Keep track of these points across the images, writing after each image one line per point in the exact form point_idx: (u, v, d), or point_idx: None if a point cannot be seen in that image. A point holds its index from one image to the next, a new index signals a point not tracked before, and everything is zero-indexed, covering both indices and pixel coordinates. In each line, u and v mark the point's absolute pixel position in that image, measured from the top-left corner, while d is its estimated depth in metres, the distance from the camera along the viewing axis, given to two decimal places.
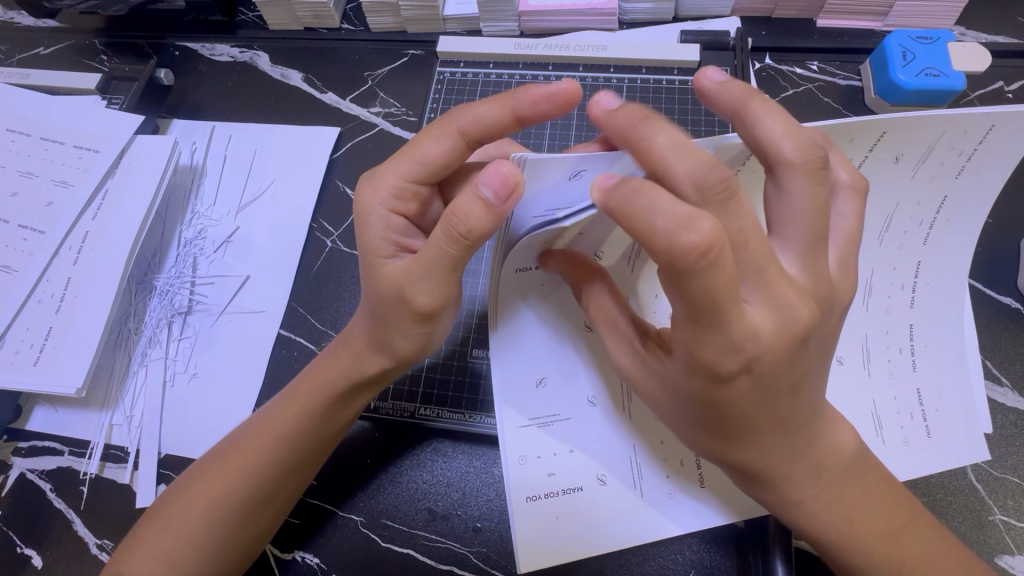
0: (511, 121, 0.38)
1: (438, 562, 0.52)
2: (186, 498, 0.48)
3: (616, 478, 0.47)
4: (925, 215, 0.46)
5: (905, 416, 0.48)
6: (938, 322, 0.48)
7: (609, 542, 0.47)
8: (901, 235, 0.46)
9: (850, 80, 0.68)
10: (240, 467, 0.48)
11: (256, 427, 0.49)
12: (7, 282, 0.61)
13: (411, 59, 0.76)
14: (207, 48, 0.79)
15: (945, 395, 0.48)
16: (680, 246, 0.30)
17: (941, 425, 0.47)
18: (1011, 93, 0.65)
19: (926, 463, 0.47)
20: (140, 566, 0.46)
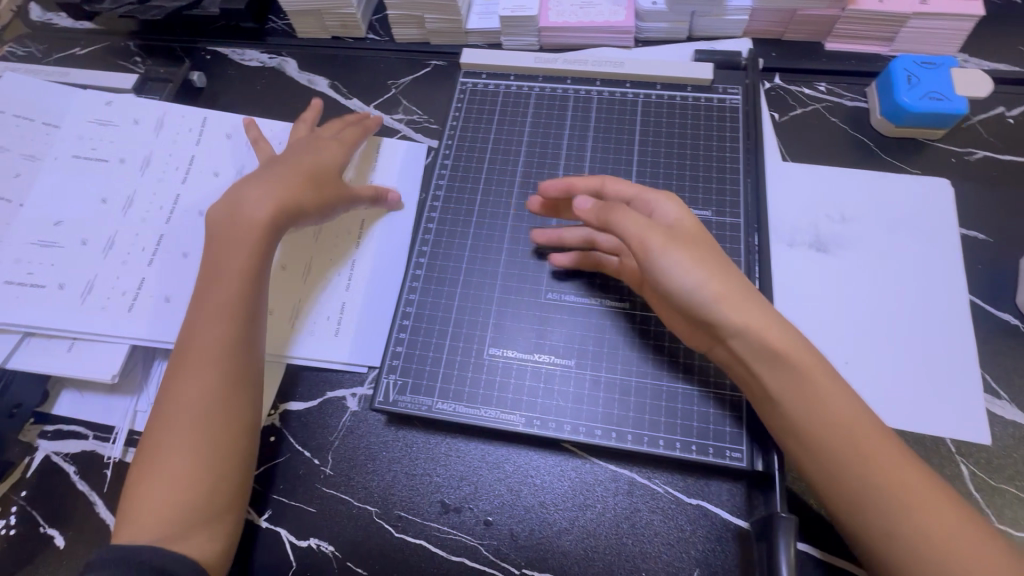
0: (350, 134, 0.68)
1: (449, 554, 0.53)
2: (176, 408, 0.51)
3: (281, 312, 0.62)
4: (345, 269, 0.64)
5: (325, 319, 0.62)
6: (364, 313, 0.62)
7: (274, 328, 0.61)
8: (327, 275, 0.64)
9: (857, 101, 0.70)
10: (193, 398, 0.51)
11: (218, 285, 0.56)
12: (75, 275, 0.62)
13: (434, 69, 0.79)
14: (237, 53, 0.83)
15: (355, 310, 0.62)
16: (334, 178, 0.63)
17: (347, 330, 0.62)
18: (1012, 118, 0.67)
19: (327, 350, 0.61)
20: (161, 485, 0.48)
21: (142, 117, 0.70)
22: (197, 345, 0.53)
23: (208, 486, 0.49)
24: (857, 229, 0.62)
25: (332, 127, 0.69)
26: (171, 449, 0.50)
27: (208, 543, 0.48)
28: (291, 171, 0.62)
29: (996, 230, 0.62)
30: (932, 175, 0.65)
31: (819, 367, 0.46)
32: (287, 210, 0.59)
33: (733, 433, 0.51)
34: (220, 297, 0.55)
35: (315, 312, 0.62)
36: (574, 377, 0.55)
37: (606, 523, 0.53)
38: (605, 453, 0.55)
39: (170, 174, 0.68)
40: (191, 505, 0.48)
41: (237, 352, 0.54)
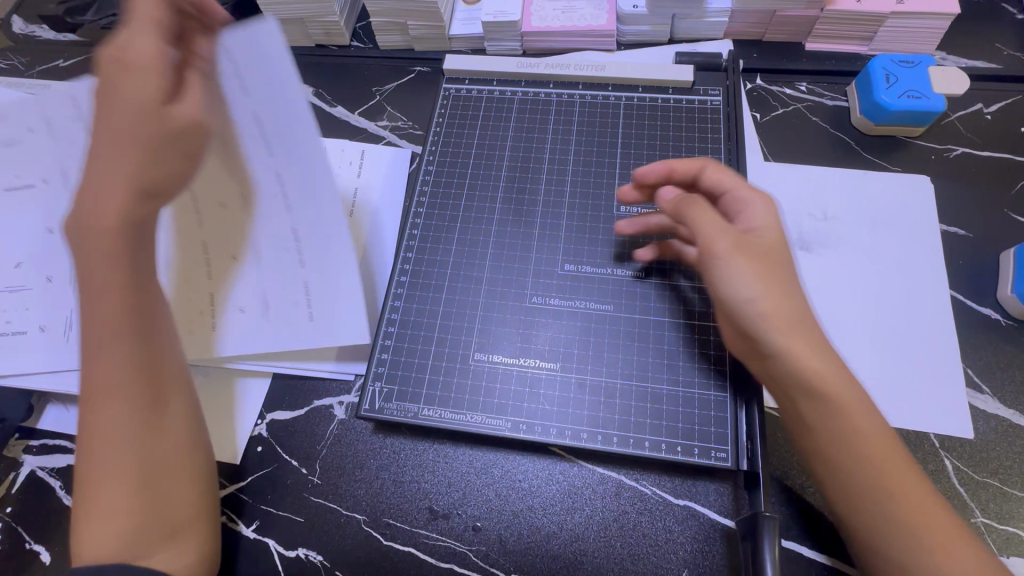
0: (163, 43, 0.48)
1: (438, 561, 0.53)
2: (98, 449, 0.46)
3: (248, 307, 0.57)
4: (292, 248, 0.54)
5: (293, 306, 0.56)
6: (331, 295, 0.55)
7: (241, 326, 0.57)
8: (277, 261, 0.55)
9: (837, 100, 0.71)
10: (107, 426, 0.46)
11: (109, 294, 0.48)
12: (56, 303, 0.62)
13: (418, 75, 0.79)
14: None
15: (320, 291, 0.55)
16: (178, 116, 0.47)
17: (320, 313, 0.55)
18: (990, 114, 0.68)
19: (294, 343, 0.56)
20: (101, 534, 0.44)
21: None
22: (96, 374, 0.47)
23: (158, 505, 0.46)
24: (838, 228, 0.63)
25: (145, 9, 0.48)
26: (99, 482, 0.45)
27: (181, 556, 0.46)
28: (137, 122, 0.46)
29: (976, 225, 0.63)
30: (912, 172, 0.66)
31: (862, 404, 0.44)
32: (145, 185, 0.48)
33: (718, 433, 0.51)
34: (110, 309, 0.48)
35: (264, 293, 0.56)
36: (559, 381, 0.54)
37: (595, 527, 0.53)
38: (592, 456, 0.55)
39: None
40: (145, 527, 0.45)
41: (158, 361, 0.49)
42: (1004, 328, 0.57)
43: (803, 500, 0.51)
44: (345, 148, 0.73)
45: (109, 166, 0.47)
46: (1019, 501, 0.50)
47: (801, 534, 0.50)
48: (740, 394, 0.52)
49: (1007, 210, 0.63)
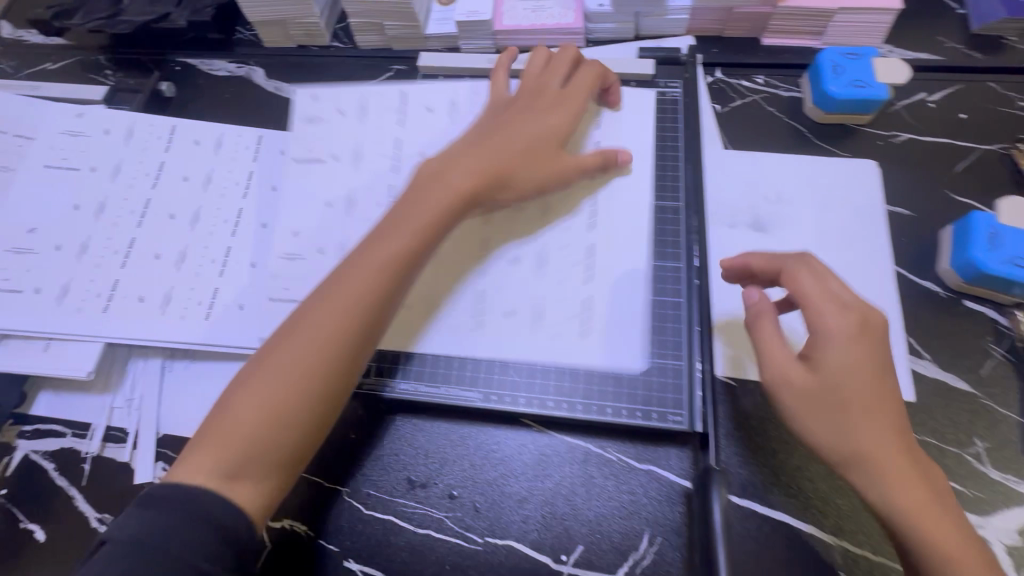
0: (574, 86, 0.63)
1: (416, 527, 0.56)
2: (255, 391, 0.49)
3: (247, 307, 0.64)
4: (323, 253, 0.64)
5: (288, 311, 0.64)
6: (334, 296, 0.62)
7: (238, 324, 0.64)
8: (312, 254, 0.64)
9: (791, 92, 0.75)
10: (302, 377, 0.49)
11: (354, 263, 0.53)
12: (50, 279, 0.65)
13: (396, 74, 0.83)
14: (206, 64, 0.85)
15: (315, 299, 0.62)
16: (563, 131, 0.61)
17: None
18: (933, 102, 0.72)
19: None
20: (205, 463, 0.47)
21: (113, 128, 0.73)
22: (291, 325, 0.51)
23: (252, 445, 0.47)
24: (792, 210, 0.67)
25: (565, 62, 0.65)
26: (292, 424, 0.48)
27: (261, 487, 0.47)
28: (505, 146, 0.59)
29: (919, 205, 0.67)
30: (860, 158, 0.70)
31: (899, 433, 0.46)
32: (496, 183, 0.58)
33: (676, 399, 0.55)
34: (352, 277, 0.52)
35: (537, 301, 0.58)
36: (527, 354, 0.58)
37: (563, 491, 0.56)
38: (561, 426, 0.59)
39: (141, 180, 0.70)
40: (234, 461, 0.47)
41: (355, 320, 0.51)
42: (944, 300, 0.62)
43: (753, 461, 0.55)
44: (383, 94, 0.70)
45: (494, 158, 0.58)
46: (954, 456, 0.54)
47: (753, 491, 0.54)
48: (696, 362, 0.56)
49: (948, 191, 0.67)
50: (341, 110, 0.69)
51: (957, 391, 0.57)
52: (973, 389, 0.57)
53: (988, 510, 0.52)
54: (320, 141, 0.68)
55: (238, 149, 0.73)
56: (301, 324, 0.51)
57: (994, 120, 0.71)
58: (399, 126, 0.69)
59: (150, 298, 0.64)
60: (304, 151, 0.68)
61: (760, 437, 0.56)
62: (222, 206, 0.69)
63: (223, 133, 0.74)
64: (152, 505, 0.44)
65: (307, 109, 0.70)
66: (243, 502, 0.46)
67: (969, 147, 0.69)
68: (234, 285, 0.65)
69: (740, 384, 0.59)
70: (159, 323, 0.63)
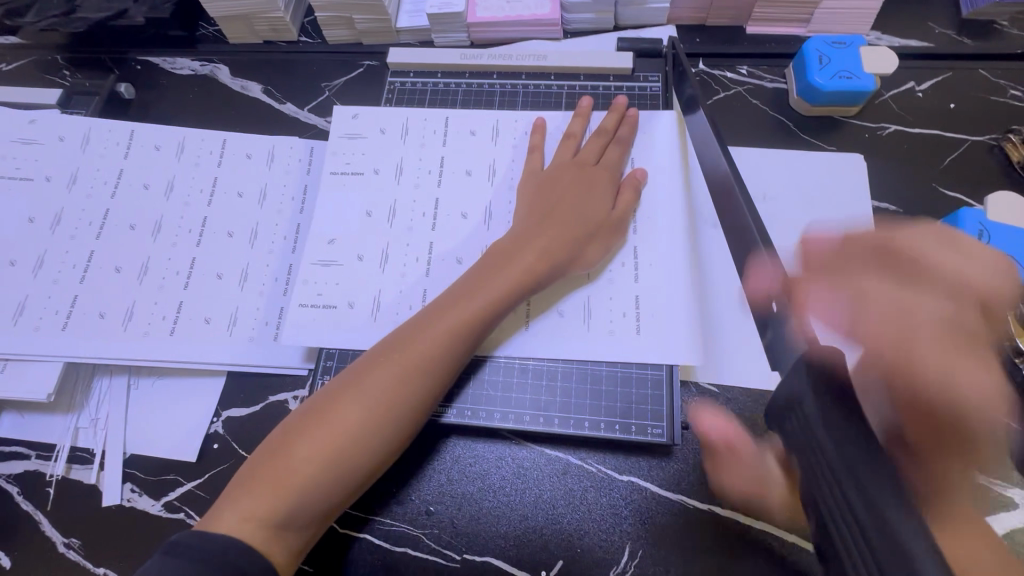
0: (617, 152, 0.63)
1: (393, 546, 0.55)
2: (315, 439, 0.48)
3: (217, 321, 0.62)
4: (331, 282, 0.62)
5: (261, 323, 0.63)
6: (335, 330, 0.60)
7: (204, 339, 0.62)
8: (319, 286, 0.62)
9: (776, 83, 0.72)
10: (359, 445, 0.49)
11: (422, 328, 0.53)
12: (6, 295, 0.62)
13: (367, 70, 0.79)
14: (168, 62, 0.81)
15: (306, 336, 0.60)
16: (616, 203, 0.61)
17: (286, 333, 0.63)
18: (921, 92, 0.70)
19: (258, 356, 0.62)
20: (250, 505, 0.46)
21: (68, 135, 0.69)
22: (359, 374, 0.51)
23: (307, 495, 0.47)
24: (776, 208, 0.65)
25: (612, 120, 0.65)
26: (342, 484, 0.48)
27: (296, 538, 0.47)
28: (587, 215, 0.59)
29: (908, 200, 0.65)
30: (847, 151, 0.68)
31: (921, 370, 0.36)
32: (558, 255, 0.57)
33: (654, 410, 0.55)
34: (421, 341, 0.52)
35: (576, 337, 0.57)
36: (503, 366, 0.57)
37: (543, 506, 0.55)
38: (540, 438, 0.57)
39: (99, 189, 0.67)
40: (280, 512, 0.46)
41: (420, 387, 0.51)
42: None
43: None
44: (427, 117, 0.69)
45: (561, 233, 0.57)
46: None
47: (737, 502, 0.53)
48: (674, 371, 0.56)
49: (935, 184, 0.66)
50: (384, 129, 0.69)
51: None
52: None
53: None
54: (365, 158, 0.67)
55: (201, 155, 0.70)
56: (364, 379, 0.51)
57: (983, 109, 0.69)
58: (444, 147, 0.67)
59: (111, 314, 0.62)
60: (342, 165, 0.67)
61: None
62: (186, 215, 0.67)
63: (185, 138, 0.71)
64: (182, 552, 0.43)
65: (349, 127, 0.69)
66: (276, 555, 0.46)
67: (958, 139, 0.67)
68: (199, 299, 0.63)
69: (722, 390, 0.57)
70: (121, 340, 0.61)
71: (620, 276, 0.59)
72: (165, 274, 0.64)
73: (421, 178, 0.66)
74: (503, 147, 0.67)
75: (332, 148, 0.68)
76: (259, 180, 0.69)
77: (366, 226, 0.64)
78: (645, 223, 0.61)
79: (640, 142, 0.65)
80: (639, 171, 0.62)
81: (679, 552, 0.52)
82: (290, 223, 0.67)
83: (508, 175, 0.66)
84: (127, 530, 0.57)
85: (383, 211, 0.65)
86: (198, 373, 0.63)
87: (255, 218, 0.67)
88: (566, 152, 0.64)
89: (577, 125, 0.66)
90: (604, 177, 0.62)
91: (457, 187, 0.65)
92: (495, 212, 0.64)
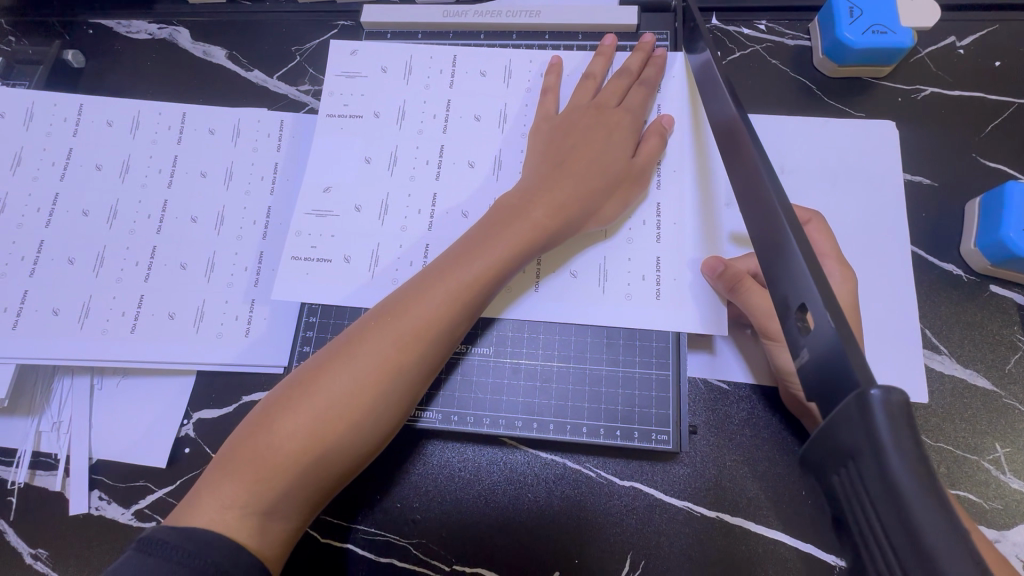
0: (644, 92, 0.57)
1: (378, 556, 0.51)
2: (300, 411, 0.42)
3: (182, 316, 0.57)
4: (326, 232, 0.56)
5: (231, 318, 0.58)
6: (330, 282, 0.55)
7: (168, 336, 0.57)
8: (314, 237, 0.56)
9: (799, 40, 0.64)
10: (350, 417, 0.43)
11: (420, 292, 0.47)
12: None
13: (342, 31, 0.71)
14: (123, 25, 0.73)
15: (298, 292, 0.55)
16: (643, 148, 0.54)
17: (259, 328, 0.58)
18: (963, 49, 0.62)
19: (228, 354, 0.57)
20: (227, 490, 0.40)
21: (9, 110, 0.63)
22: (350, 343, 0.45)
23: (291, 474, 0.41)
24: (798, 183, 0.58)
25: (639, 59, 0.58)
26: (332, 468, 0.42)
27: (285, 525, 0.41)
28: (611, 162, 0.52)
29: (943, 172, 0.58)
30: (877, 118, 0.60)
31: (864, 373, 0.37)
32: (577, 207, 0.50)
33: (659, 415, 0.50)
34: (419, 305, 0.46)
35: (599, 290, 0.52)
36: (493, 367, 0.52)
37: (537, 513, 0.51)
38: (534, 441, 0.53)
39: (46, 171, 0.61)
40: (260, 495, 0.40)
41: (420, 352, 0.45)
42: (966, 284, 0.54)
43: (744, 477, 0.50)
44: (434, 54, 0.62)
45: (578, 184, 0.51)
46: (971, 464, 0.49)
47: (746, 509, 0.50)
48: (681, 371, 0.51)
49: (974, 155, 0.59)
50: (385, 67, 0.61)
51: (977, 390, 0.51)
52: (994, 386, 0.51)
53: (1007, 523, 0.47)
54: (366, 99, 0.60)
55: (158, 130, 0.63)
56: (355, 346, 0.45)
57: None
58: (450, 88, 0.60)
59: (65, 311, 0.57)
60: (340, 106, 0.60)
61: (753, 447, 0.51)
62: (143, 199, 0.61)
63: (139, 112, 0.64)
64: (159, 549, 0.37)
65: (347, 63, 0.62)
66: (259, 546, 0.40)
67: (1001, 103, 0.60)
68: (162, 291, 0.58)
69: (732, 387, 0.53)
70: (78, 340, 0.56)
71: (643, 232, 0.53)
72: (123, 264, 0.59)
73: (426, 123, 0.59)
74: (516, 88, 0.60)
75: (327, 88, 0.61)
76: (224, 160, 0.63)
77: (363, 172, 0.58)
78: (670, 175, 0.55)
79: (669, 83, 0.59)
80: (664, 118, 0.55)
81: (684, 562, 0.49)
82: (260, 207, 0.61)
83: (522, 118, 0.59)
84: (94, 541, 0.54)
85: (385, 156, 0.58)
86: (165, 372, 0.58)
87: (220, 201, 0.61)
88: (586, 93, 0.57)
89: (599, 64, 0.59)
90: (630, 120, 0.55)
91: (465, 131, 0.59)
92: (505, 161, 0.57)
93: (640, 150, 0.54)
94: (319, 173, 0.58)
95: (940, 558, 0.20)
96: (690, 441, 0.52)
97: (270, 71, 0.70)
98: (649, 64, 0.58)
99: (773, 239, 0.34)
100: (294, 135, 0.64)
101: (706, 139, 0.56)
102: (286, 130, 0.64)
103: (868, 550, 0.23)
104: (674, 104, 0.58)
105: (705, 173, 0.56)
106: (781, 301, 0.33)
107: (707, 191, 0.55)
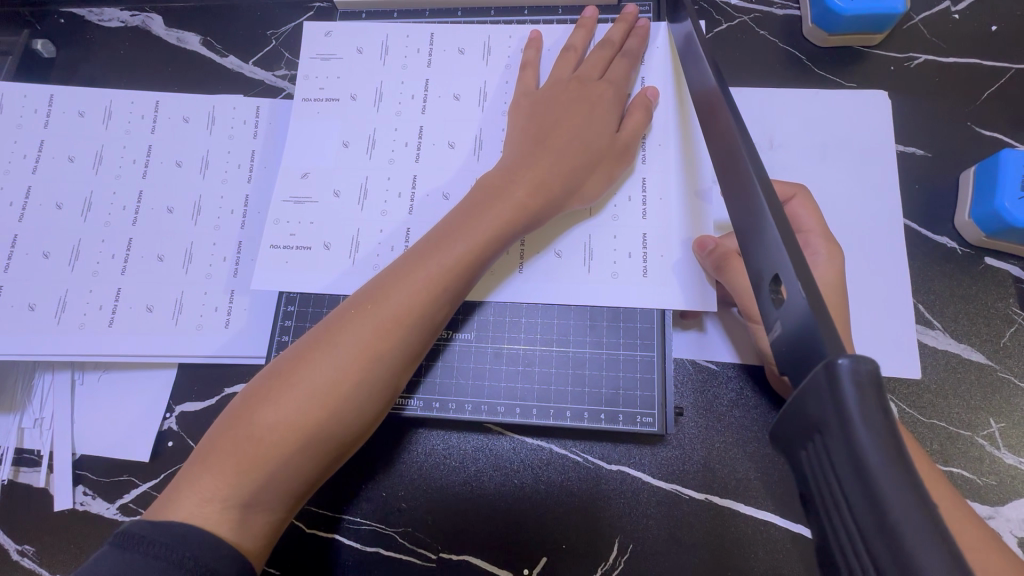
0: (628, 65, 0.55)
1: (364, 545, 0.51)
2: (281, 401, 0.41)
3: (162, 308, 0.56)
4: (302, 219, 0.55)
5: (211, 309, 0.57)
6: (307, 269, 0.54)
7: (146, 329, 0.56)
8: (291, 224, 0.55)
9: (788, 9, 0.62)
10: (333, 407, 0.42)
11: (401, 278, 0.45)
12: None
13: (317, 12, 0.69)
14: (94, 12, 0.71)
15: (278, 280, 0.54)
16: (627, 123, 0.52)
17: (239, 320, 0.57)
18: (958, 14, 0.60)
19: (207, 346, 0.56)
20: (207, 483, 0.40)
21: None
22: (330, 330, 0.44)
23: (273, 465, 0.40)
24: (788, 157, 0.56)
25: (622, 30, 0.56)
26: (318, 460, 0.42)
27: (269, 517, 0.41)
28: (594, 138, 0.51)
29: (937, 142, 0.57)
30: (869, 88, 0.59)
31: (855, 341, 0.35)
32: (559, 187, 0.49)
33: (645, 397, 0.49)
34: (400, 291, 0.45)
35: (582, 271, 0.51)
36: (474, 352, 0.51)
37: (525, 498, 0.50)
38: (521, 427, 0.53)
39: (18, 164, 0.60)
40: (240, 488, 0.39)
41: (401, 339, 0.44)
42: (961, 257, 0.53)
43: (734, 457, 0.50)
44: (411, 33, 0.60)
45: (560, 163, 0.49)
46: (965, 440, 0.48)
47: (735, 490, 0.49)
48: (666, 352, 0.50)
49: (970, 123, 0.57)
50: (361, 47, 0.60)
51: (971, 365, 0.50)
52: (988, 361, 0.50)
53: (1001, 500, 0.46)
54: (342, 81, 0.59)
55: (131, 120, 0.62)
56: (336, 333, 0.44)
57: None
58: (427, 68, 0.58)
59: (41, 305, 0.56)
60: (315, 90, 0.59)
61: (742, 428, 0.50)
62: (119, 190, 0.60)
63: (112, 101, 0.62)
64: (132, 545, 0.36)
65: (322, 45, 0.60)
66: (239, 539, 0.39)
67: (997, 68, 0.58)
68: (140, 284, 0.57)
69: (721, 368, 0.52)
70: (55, 334, 0.55)
71: (628, 211, 0.52)
72: (99, 257, 0.58)
73: (404, 104, 0.58)
74: (496, 65, 0.58)
75: (301, 70, 0.59)
76: (199, 148, 0.61)
77: (341, 157, 0.56)
78: (655, 151, 0.53)
79: (654, 55, 0.57)
80: (648, 90, 0.54)
81: (674, 545, 0.48)
82: (237, 195, 0.60)
83: (502, 96, 0.57)
84: (79, 537, 0.53)
85: (362, 140, 0.57)
86: (145, 365, 0.57)
87: (197, 191, 0.60)
88: (567, 67, 0.55)
89: (579, 36, 0.57)
90: (613, 93, 0.53)
91: (443, 112, 0.57)
92: (486, 140, 0.56)
93: (625, 126, 0.52)
94: (296, 159, 0.56)
95: (906, 536, 0.19)
96: (678, 424, 0.51)
97: (245, 56, 0.68)
98: (633, 36, 0.57)
99: (750, 212, 0.33)
100: (271, 121, 0.62)
101: (691, 113, 0.54)
102: (262, 116, 0.62)
103: (835, 527, 0.22)
104: (659, 76, 0.56)
105: (691, 148, 0.54)
106: (756, 274, 0.32)
107: (694, 167, 0.53)
